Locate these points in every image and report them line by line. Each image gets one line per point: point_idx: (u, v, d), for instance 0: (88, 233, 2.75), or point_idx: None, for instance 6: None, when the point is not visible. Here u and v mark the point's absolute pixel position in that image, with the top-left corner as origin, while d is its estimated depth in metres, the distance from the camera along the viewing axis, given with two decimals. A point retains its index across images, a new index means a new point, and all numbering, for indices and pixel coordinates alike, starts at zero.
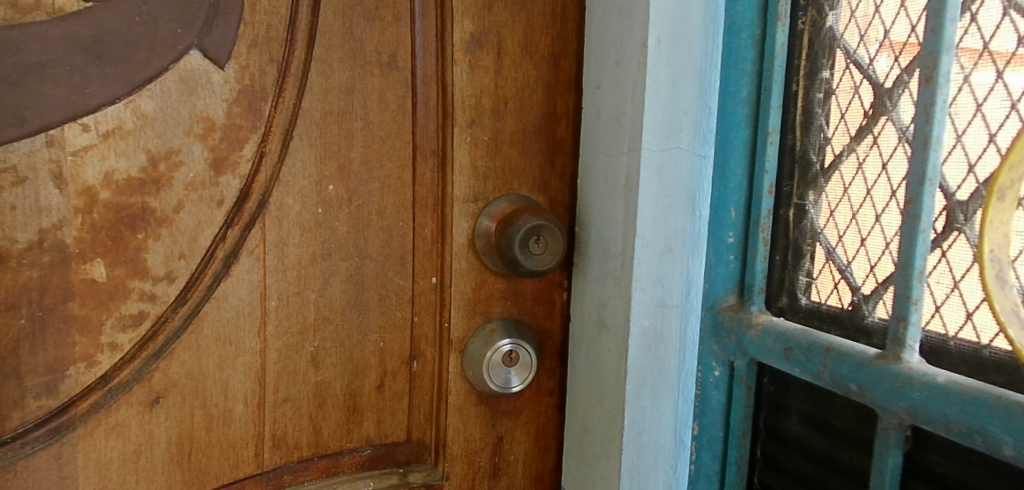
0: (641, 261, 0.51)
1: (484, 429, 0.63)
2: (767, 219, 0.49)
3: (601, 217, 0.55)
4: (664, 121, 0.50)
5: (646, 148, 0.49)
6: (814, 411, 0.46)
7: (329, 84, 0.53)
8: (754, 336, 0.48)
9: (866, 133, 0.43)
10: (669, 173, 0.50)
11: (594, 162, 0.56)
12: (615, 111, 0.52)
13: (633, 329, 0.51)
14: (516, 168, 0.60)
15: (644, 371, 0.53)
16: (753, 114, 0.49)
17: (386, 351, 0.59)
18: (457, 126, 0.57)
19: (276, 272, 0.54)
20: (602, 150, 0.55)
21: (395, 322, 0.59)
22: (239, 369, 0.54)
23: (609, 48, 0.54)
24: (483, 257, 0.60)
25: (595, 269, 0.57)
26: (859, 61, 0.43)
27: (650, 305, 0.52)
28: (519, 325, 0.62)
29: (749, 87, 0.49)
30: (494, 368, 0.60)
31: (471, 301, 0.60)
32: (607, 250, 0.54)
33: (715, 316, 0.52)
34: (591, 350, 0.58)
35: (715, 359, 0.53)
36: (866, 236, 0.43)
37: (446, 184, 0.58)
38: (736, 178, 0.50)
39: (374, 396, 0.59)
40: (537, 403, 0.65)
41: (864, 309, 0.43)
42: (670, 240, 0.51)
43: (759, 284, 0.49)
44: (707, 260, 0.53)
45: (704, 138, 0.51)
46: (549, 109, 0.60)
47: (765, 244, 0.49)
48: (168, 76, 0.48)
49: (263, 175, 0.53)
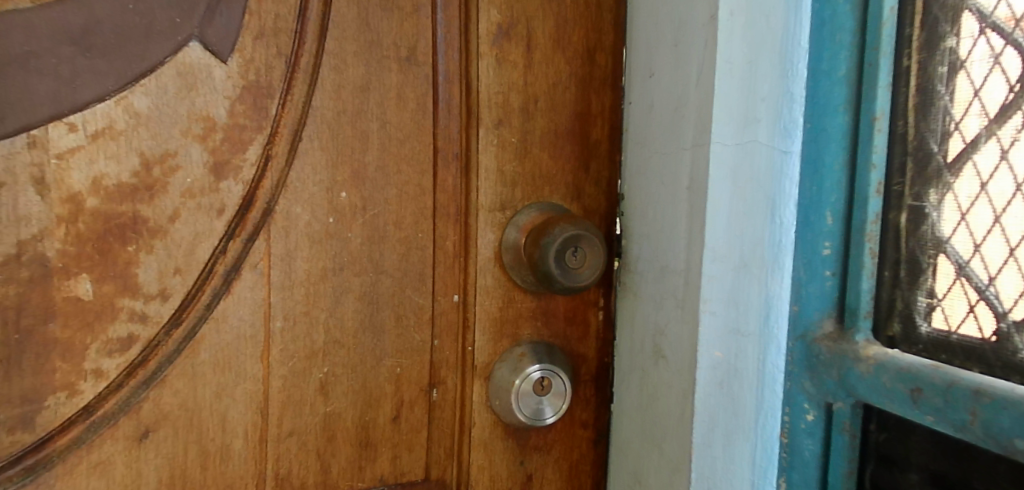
0: (710, 276, 0.45)
1: (512, 467, 0.56)
2: (873, 225, 0.41)
3: (659, 229, 0.50)
4: (739, 111, 0.44)
5: (715, 142, 0.44)
6: (948, 470, 0.37)
7: (342, 80, 0.48)
8: (864, 373, 0.40)
9: (1013, 111, 0.35)
10: (745, 173, 0.44)
11: (648, 163, 0.51)
12: (676, 103, 0.47)
13: (702, 359, 0.45)
14: (548, 173, 0.54)
15: (717, 411, 0.46)
16: (855, 97, 0.42)
17: (403, 378, 0.53)
18: (482, 126, 0.52)
19: (282, 289, 0.48)
20: (658, 150, 0.50)
21: (414, 345, 0.53)
22: (239, 399, 0.48)
23: (668, 30, 0.48)
24: (511, 273, 0.54)
25: (648, 286, 0.51)
26: (998, 24, 0.35)
27: (723, 329, 0.45)
28: (550, 348, 0.55)
29: (848, 64, 0.42)
30: (524, 396, 0.53)
31: (497, 322, 0.54)
32: (665, 265, 0.49)
33: (807, 345, 0.44)
34: (645, 383, 0.52)
35: (809, 400, 0.45)
36: (1017, 245, 0.35)
37: (470, 191, 0.52)
38: (832, 174, 0.43)
39: (389, 429, 0.53)
40: (570, 437, 0.58)
41: (1015, 341, 0.34)
42: (745, 253, 0.45)
43: (864, 307, 0.42)
44: (796, 276, 0.45)
45: (786, 131, 0.44)
46: (582, 108, 0.54)
47: (872, 256, 0.41)
48: (166, 70, 0.43)
49: (268, 180, 0.47)
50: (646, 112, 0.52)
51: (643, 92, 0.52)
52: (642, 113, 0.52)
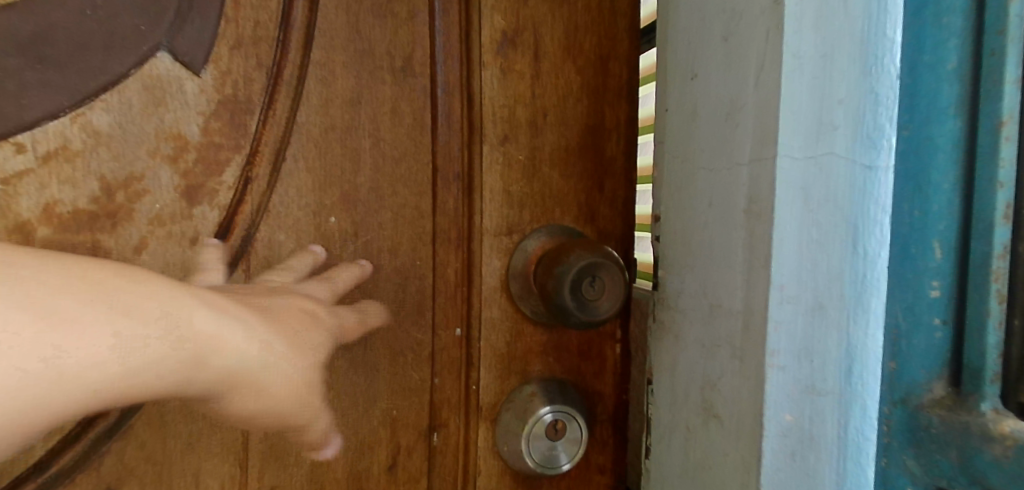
0: (778, 322, 0.35)
1: None
2: (1002, 261, 0.31)
3: (706, 263, 0.40)
4: (810, 116, 0.34)
5: (782, 155, 0.34)
6: None
7: (331, 94, 0.43)
8: (999, 458, 0.31)
9: None
10: (819, 192, 0.34)
11: (691, 181, 0.42)
12: (728, 106, 0.38)
13: (769, 425, 0.36)
14: (558, 193, 0.49)
15: (789, 489, 0.36)
16: (972, 95, 0.32)
17: (399, 422, 0.48)
18: (486, 143, 0.47)
19: None
20: (704, 165, 0.40)
21: (411, 386, 0.48)
22: (214, 451, 0.42)
23: (715, 19, 0.39)
24: (520, 304, 0.48)
25: (694, 329, 0.42)
26: None
27: (794, 389, 0.36)
28: (564, 387, 0.49)
29: (964, 53, 0.32)
30: (534, 441, 0.47)
31: (505, 359, 0.49)
32: (717, 306, 0.39)
33: (911, 414, 0.35)
34: (690, 444, 0.43)
35: (914, 485, 0.36)
36: None
37: (473, 214, 0.47)
38: (942, 194, 0.33)
39: (384, 480, 0.48)
40: (585, 482, 0.52)
41: None
42: (822, 293, 0.35)
43: (991, 368, 0.32)
44: (898, 325, 0.36)
45: (871, 140, 0.34)
46: (595, 122, 0.49)
47: (1000, 300, 0.32)
48: (130, 84, 0.39)
49: (248, 205, 0.42)
50: (686, 122, 0.42)
51: (682, 97, 0.43)
52: (683, 120, 0.43)
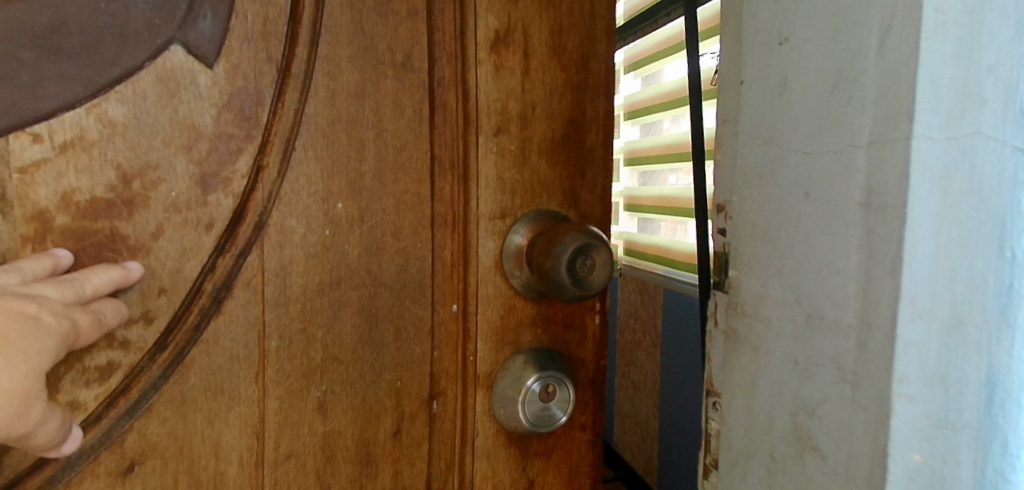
0: (910, 342, 0.33)
1: (515, 474, 0.56)
2: None
3: (804, 266, 0.38)
4: (951, 98, 0.32)
5: (922, 137, 0.32)
6: None
7: (337, 87, 0.46)
8: None
9: None
10: (959, 190, 0.32)
11: (780, 181, 0.40)
12: (828, 98, 0.36)
13: (895, 467, 0.34)
14: (545, 179, 0.53)
15: None
16: None
17: (402, 392, 0.52)
18: (481, 134, 0.50)
19: (277, 306, 0.46)
20: (800, 163, 0.38)
21: (414, 358, 0.52)
22: (233, 424, 0.45)
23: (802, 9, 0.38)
24: (511, 279, 0.53)
25: (783, 342, 0.40)
26: None
27: (925, 418, 0.34)
28: (552, 355, 0.54)
29: None
30: (527, 404, 0.52)
31: (499, 331, 0.53)
32: (819, 315, 0.37)
33: None
34: (775, 476, 0.42)
35: None
36: None
37: (469, 200, 0.51)
38: None
39: (389, 445, 0.52)
40: (569, 440, 0.58)
41: None
42: (959, 306, 0.33)
43: None
44: None
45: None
46: (577, 115, 0.53)
47: None
48: (144, 76, 0.40)
49: (260, 192, 0.44)
50: (767, 123, 0.41)
51: (764, 84, 0.41)
52: (761, 119, 0.42)
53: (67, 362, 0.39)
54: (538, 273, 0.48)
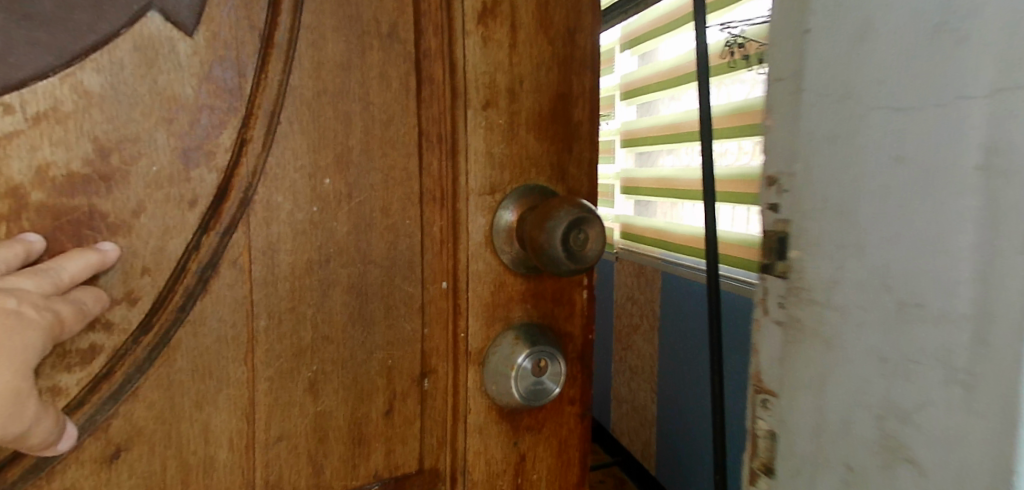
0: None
1: (506, 449, 0.56)
2: None
3: (904, 260, 0.40)
4: None
5: None
6: None
7: (322, 58, 0.45)
8: None
9: None
10: None
11: (882, 174, 0.41)
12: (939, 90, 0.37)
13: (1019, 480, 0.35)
14: (533, 154, 0.52)
15: None
16: None
17: (394, 370, 0.51)
18: (470, 108, 0.50)
19: (265, 285, 0.44)
20: (906, 157, 0.40)
21: (404, 336, 0.51)
22: (222, 407, 0.44)
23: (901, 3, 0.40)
24: (501, 255, 0.52)
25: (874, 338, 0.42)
26: None
27: None
28: (542, 330, 0.55)
29: None
30: (520, 379, 0.52)
31: (490, 307, 0.53)
32: (920, 309, 0.39)
33: None
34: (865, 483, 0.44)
35: None
36: None
37: (458, 175, 0.50)
38: None
39: (382, 424, 0.51)
40: (559, 414, 0.58)
41: None
42: None
43: None
44: None
45: None
46: (563, 90, 0.53)
47: None
48: (121, 44, 0.38)
49: (245, 167, 0.43)
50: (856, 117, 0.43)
51: (857, 75, 0.43)
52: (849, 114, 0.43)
53: (52, 348, 0.38)
54: (532, 246, 0.47)
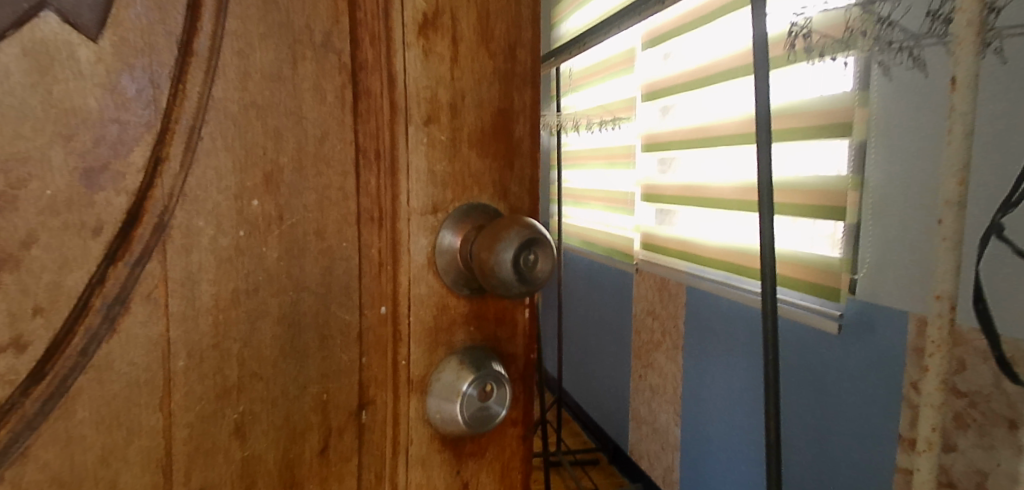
0: None
1: (449, 478, 0.54)
2: None
3: None
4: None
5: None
6: None
7: (249, 67, 0.41)
8: None
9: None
10: None
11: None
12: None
13: None
14: (476, 172, 0.50)
15: None
16: None
17: (330, 404, 0.48)
18: (411, 123, 0.47)
19: (185, 320, 0.40)
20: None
21: (341, 367, 0.48)
22: (134, 461, 0.39)
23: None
24: (444, 277, 0.50)
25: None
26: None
27: None
28: (487, 353, 0.52)
29: None
30: (466, 402, 0.50)
31: (432, 332, 0.51)
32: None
33: None
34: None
35: None
36: None
37: (398, 194, 0.48)
38: None
39: (316, 464, 0.47)
40: (501, 436, 0.57)
41: None
42: None
43: None
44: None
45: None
46: (505, 106, 0.51)
47: None
48: (7, 48, 0.33)
49: (160, 189, 0.39)
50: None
51: None
52: None
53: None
54: (482, 271, 0.46)
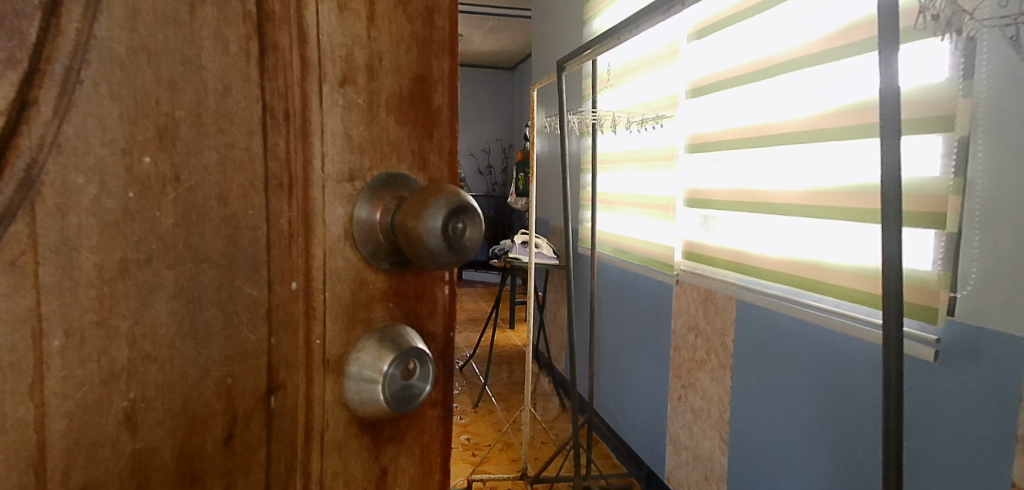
0: None
1: (367, 463, 0.51)
2: None
3: None
4: None
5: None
6: None
7: (139, 6, 0.36)
8: None
9: None
10: None
11: None
12: None
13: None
14: (394, 139, 0.47)
15: None
16: None
17: (235, 390, 0.43)
18: (325, 83, 0.44)
19: (60, 293, 0.35)
20: None
21: (246, 348, 0.44)
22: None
23: None
24: (363, 250, 0.47)
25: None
26: None
27: None
28: (408, 331, 0.49)
29: None
30: (388, 382, 0.46)
31: (350, 308, 0.48)
32: None
33: None
34: None
35: None
36: None
37: (312, 158, 0.44)
38: None
39: (220, 456, 0.43)
40: (422, 419, 0.54)
41: None
42: None
43: None
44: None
45: None
46: (424, 72, 0.49)
47: None
48: None
49: (27, 136, 0.34)
50: None
51: None
52: None
53: None
54: (410, 240, 0.44)
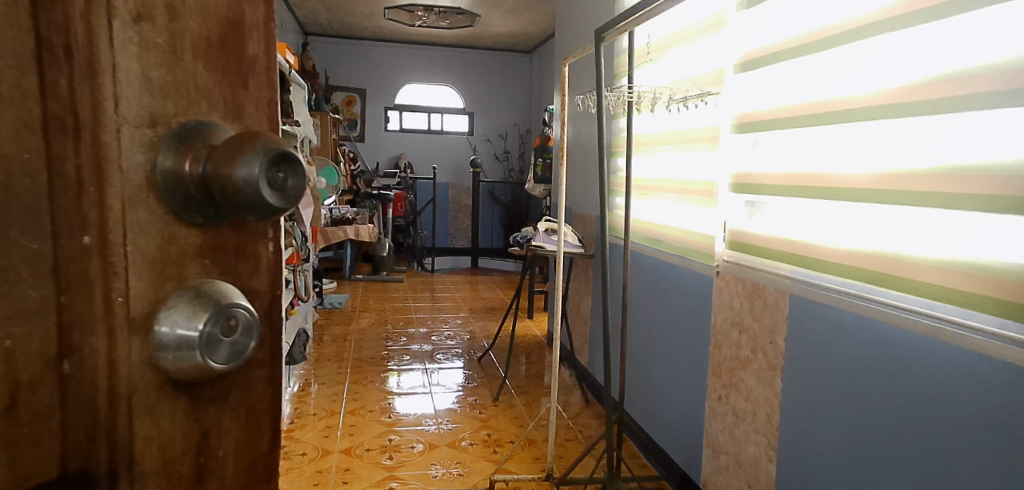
0: None
1: (185, 425, 0.46)
2: None
3: None
4: None
5: None
6: None
7: None
8: None
9: None
10: None
11: None
12: None
13: None
14: (202, 85, 0.45)
15: None
16: None
17: (15, 352, 0.40)
18: (114, 17, 0.41)
19: None
20: None
21: (27, 307, 0.40)
22: None
23: None
24: (170, 202, 0.44)
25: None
26: None
27: None
28: (224, 285, 0.47)
29: None
30: (207, 342, 0.44)
31: (157, 265, 0.44)
32: None
33: None
34: None
35: None
36: None
37: (103, 99, 0.41)
38: None
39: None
40: (247, 379, 0.51)
41: None
42: None
43: None
44: None
45: None
46: (235, 17, 0.47)
47: None
48: None
49: None
50: None
51: None
52: None
53: None
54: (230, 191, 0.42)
